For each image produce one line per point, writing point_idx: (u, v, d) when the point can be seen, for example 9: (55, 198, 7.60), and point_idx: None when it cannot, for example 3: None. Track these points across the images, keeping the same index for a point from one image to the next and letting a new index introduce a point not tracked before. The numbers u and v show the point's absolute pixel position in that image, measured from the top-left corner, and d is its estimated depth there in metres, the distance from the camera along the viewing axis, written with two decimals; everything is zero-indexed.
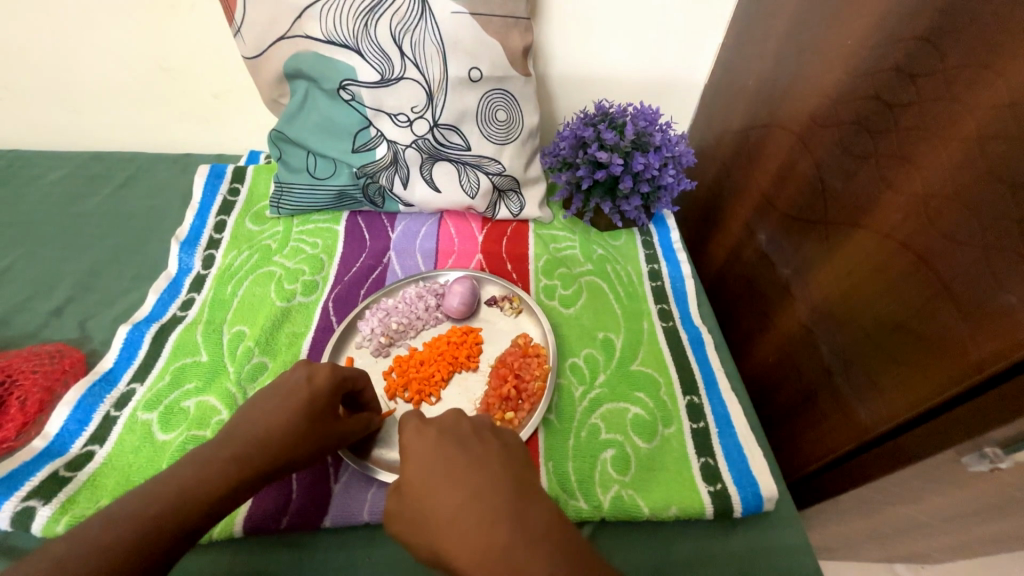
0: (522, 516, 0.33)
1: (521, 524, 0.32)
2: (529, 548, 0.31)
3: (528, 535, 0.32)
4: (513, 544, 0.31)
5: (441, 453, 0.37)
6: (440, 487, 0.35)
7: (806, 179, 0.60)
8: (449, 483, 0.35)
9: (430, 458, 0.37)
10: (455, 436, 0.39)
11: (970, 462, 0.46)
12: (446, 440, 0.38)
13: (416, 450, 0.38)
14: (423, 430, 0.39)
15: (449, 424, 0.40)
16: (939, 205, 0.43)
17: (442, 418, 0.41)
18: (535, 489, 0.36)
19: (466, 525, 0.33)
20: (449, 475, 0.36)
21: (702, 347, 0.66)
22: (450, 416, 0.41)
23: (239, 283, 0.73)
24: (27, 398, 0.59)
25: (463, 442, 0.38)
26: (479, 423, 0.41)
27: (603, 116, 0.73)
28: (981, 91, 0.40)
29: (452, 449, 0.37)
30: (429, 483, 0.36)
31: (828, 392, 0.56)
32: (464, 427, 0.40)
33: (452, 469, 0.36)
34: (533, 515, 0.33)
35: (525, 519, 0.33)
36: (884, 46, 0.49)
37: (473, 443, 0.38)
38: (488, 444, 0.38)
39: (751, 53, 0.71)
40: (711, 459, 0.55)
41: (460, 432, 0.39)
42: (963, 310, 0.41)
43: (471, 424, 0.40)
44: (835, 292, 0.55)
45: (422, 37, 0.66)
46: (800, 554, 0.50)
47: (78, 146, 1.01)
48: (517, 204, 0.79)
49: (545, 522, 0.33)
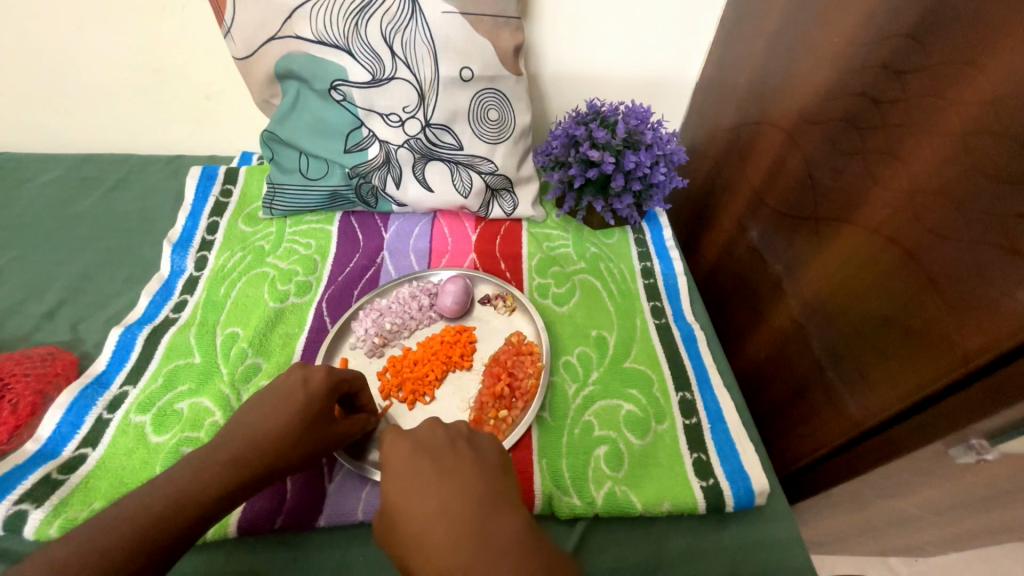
0: (487, 533, 0.32)
1: (486, 541, 0.32)
2: (490, 569, 0.31)
3: (491, 555, 0.31)
4: (474, 565, 0.31)
5: (414, 470, 0.37)
6: (411, 504, 0.35)
7: (796, 176, 0.60)
8: (419, 499, 0.35)
9: (404, 470, 0.38)
10: (429, 450, 0.39)
11: (958, 454, 0.46)
12: (420, 456, 0.38)
13: (390, 464, 0.39)
14: (399, 442, 0.40)
15: (426, 438, 0.40)
16: (925, 200, 0.43)
17: (418, 430, 0.41)
18: (510, 499, 0.35)
19: (432, 544, 0.33)
20: (420, 492, 0.36)
21: (694, 344, 0.66)
22: (425, 426, 0.41)
23: (232, 284, 0.73)
24: (19, 400, 0.57)
25: (437, 457, 0.38)
26: (455, 433, 0.41)
27: (594, 115, 0.73)
28: (966, 87, 0.40)
29: (425, 465, 0.37)
30: (401, 499, 0.36)
31: (819, 386, 0.57)
32: (439, 438, 0.40)
33: (422, 487, 0.36)
34: (498, 533, 0.32)
35: (490, 538, 0.32)
36: (871, 43, 0.49)
37: (446, 457, 0.38)
38: (462, 455, 0.38)
39: (742, 50, 0.72)
40: (704, 454, 0.55)
41: (435, 445, 0.39)
42: (949, 303, 0.42)
43: (447, 434, 0.40)
44: (825, 288, 0.56)
45: (413, 37, 0.66)
46: (792, 548, 0.50)
47: (70, 149, 1.01)
48: (509, 203, 0.80)
49: (516, 534, 0.33)
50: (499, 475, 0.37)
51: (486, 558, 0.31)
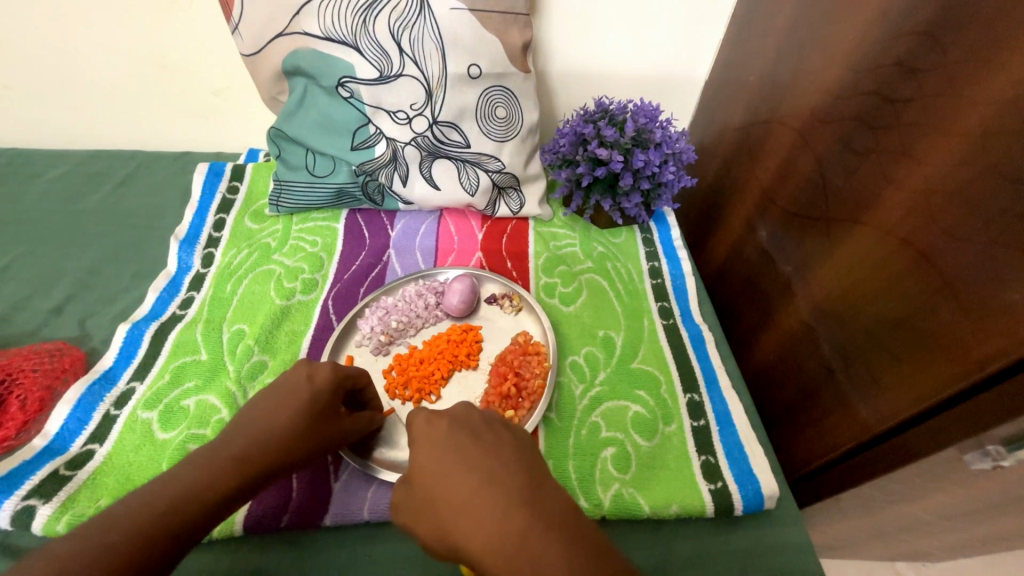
0: (538, 502, 0.33)
1: (540, 513, 0.32)
2: (545, 536, 0.31)
3: (545, 522, 0.32)
4: (530, 531, 0.31)
5: (453, 444, 0.37)
6: (454, 476, 0.35)
7: (807, 176, 0.60)
8: (463, 470, 0.35)
9: (441, 447, 0.37)
10: (467, 427, 0.39)
11: (972, 460, 0.45)
12: (459, 431, 0.38)
13: (426, 440, 0.38)
14: (433, 421, 0.39)
15: (461, 416, 0.40)
16: (941, 202, 0.43)
17: (453, 409, 0.41)
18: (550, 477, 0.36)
19: (480, 513, 0.33)
20: (463, 465, 0.36)
21: (702, 345, 0.66)
22: (462, 407, 0.41)
23: (238, 281, 0.73)
24: (27, 396, 0.58)
25: (476, 434, 0.38)
26: (490, 415, 0.41)
27: (602, 112, 0.73)
28: (983, 86, 0.39)
29: (465, 440, 0.37)
30: (443, 472, 0.36)
31: (829, 389, 0.56)
32: (475, 418, 0.40)
33: (464, 461, 0.36)
34: (549, 504, 0.33)
35: (540, 508, 0.33)
36: (885, 41, 0.48)
37: (486, 435, 0.38)
38: (500, 434, 0.39)
39: (752, 48, 0.71)
40: (711, 456, 0.55)
41: (472, 424, 0.39)
42: (965, 307, 0.41)
43: (482, 416, 0.40)
44: (835, 290, 0.55)
45: (421, 33, 0.65)
46: (801, 552, 0.50)
47: (78, 144, 1.01)
48: (516, 202, 0.79)
49: (561, 508, 0.33)
50: (536, 456, 0.37)
51: (541, 523, 0.32)
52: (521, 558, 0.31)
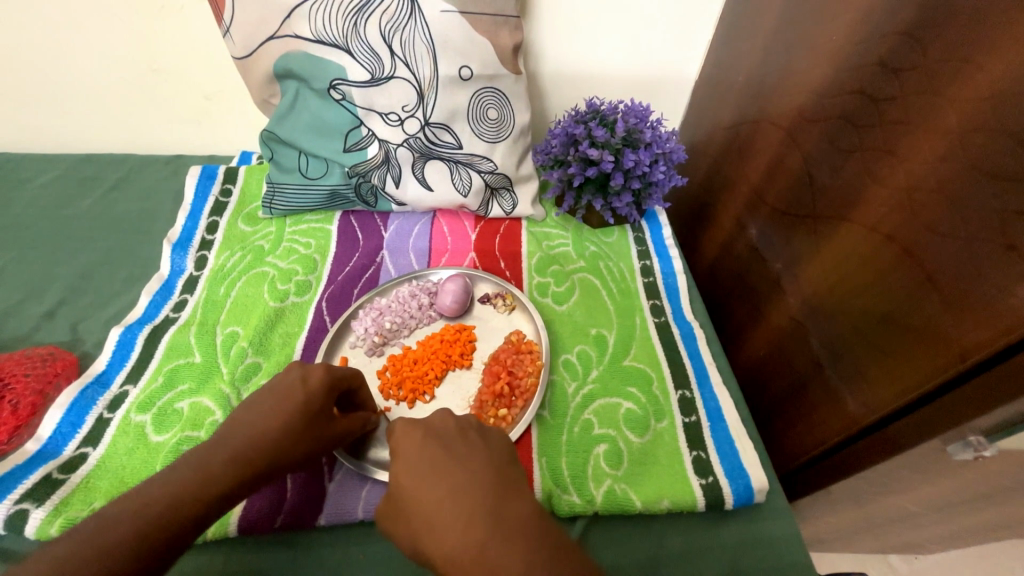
0: (500, 513, 0.33)
1: (500, 525, 0.33)
2: (505, 544, 0.32)
3: (505, 531, 0.32)
4: (488, 542, 0.32)
5: (424, 453, 0.38)
6: (422, 486, 0.36)
7: (795, 174, 0.61)
8: (433, 479, 0.36)
9: (414, 457, 0.38)
10: (441, 437, 0.39)
11: (956, 451, 0.46)
12: (432, 441, 0.39)
13: (400, 449, 0.39)
14: (408, 430, 0.40)
15: (437, 424, 0.41)
16: (923, 198, 0.44)
17: (430, 419, 0.41)
18: (521, 485, 0.37)
19: (444, 524, 0.34)
20: (432, 476, 0.36)
21: (694, 342, 0.67)
22: (439, 415, 0.42)
23: (232, 284, 0.73)
24: (19, 400, 0.58)
25: (448, 443, 0.39)
26: (467, 422, 0.41)
27: (593, 114, 0.74)
28: (961, 85, 0.40)
29: (436, 450, 0.38)
30: (413, 479, 0.37)
31: (818, 383, 0.57)
32: (450, 426, 0.40)
33: (434, 471, 0.37)
34: (514, 510, 0.34)
35: (502, 518, 0.33)
36: (869, 41, 0.49)
37: (457, 444, 0.39)
38: (472, 442, 0.39)
39: (740, 49, 0.71)
40: (703, 451, 0.55)
41: (446, 433, 0.40)
42: (947, 300, 0.42)
43: (458, 424, 0.41)
44: (823, 286, 0.56)
45: (412, 36, 0.66)
46: (792, 545, 0.50)
47: (70, 148, 1.01)
48: (509, 202, 0.80)
49: (527, 515, 0.34)
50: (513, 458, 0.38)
51: (499, 535, 0.32)
52: (478, 568, 0.31)
